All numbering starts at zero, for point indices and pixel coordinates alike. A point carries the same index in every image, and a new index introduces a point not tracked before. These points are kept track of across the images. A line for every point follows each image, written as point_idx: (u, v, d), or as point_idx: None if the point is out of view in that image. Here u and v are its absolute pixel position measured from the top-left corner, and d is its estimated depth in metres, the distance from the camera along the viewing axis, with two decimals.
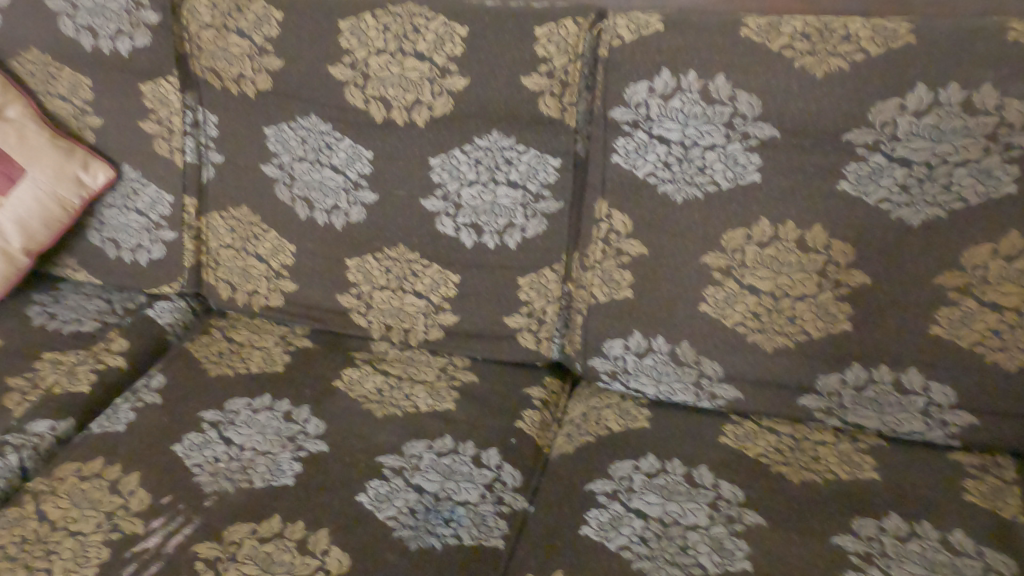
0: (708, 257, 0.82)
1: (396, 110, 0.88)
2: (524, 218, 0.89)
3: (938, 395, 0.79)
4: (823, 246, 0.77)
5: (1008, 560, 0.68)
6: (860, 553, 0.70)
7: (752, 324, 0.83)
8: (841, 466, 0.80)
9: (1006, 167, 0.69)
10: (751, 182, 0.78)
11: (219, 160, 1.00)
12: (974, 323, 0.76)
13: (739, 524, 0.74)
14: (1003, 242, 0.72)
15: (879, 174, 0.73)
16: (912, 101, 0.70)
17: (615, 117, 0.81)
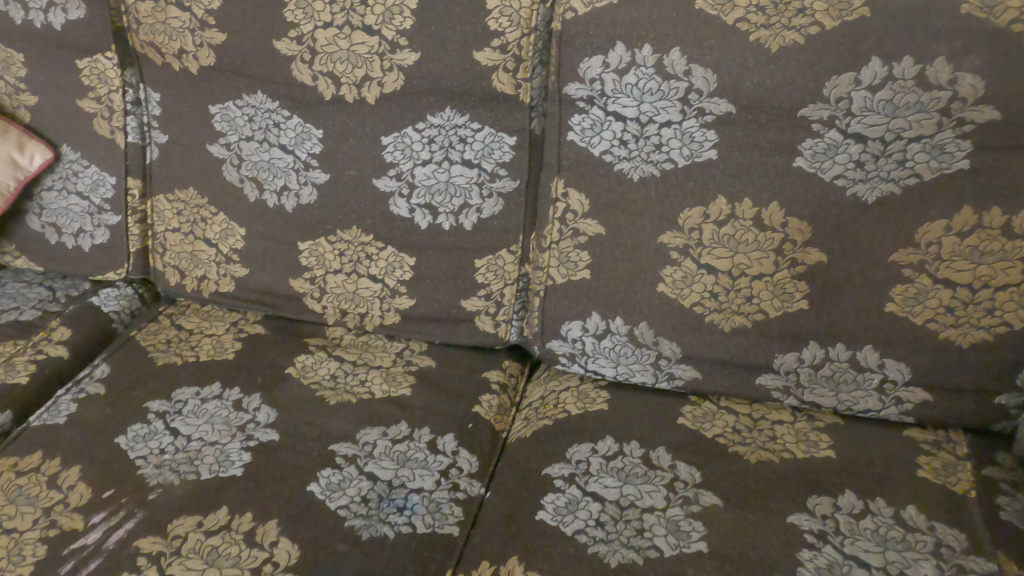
0: (665, 237, 0.81)
1: (345, 86, 0.84)
2: (479, 198, 0.87)
3: (893, 373, 0.79)
4: (779, 224, 0.76)
5: (959, 534, 0.69)
6: (815, 532, 0.70)
7: (710, 304, 0.82)
8: (798, 445, 0.80)
9: (958, 142, 0.69)
10: (708, 160, 0.77)
11: (163, 140, 0.96)
12: (928, 300, 0.75)
13: (695, 505, 0.74)
14: (956, 218, 0.71)
15: (834, 150, 0.72)
16: (867, 75, 0.69)
17: (569, 93, 0.79)
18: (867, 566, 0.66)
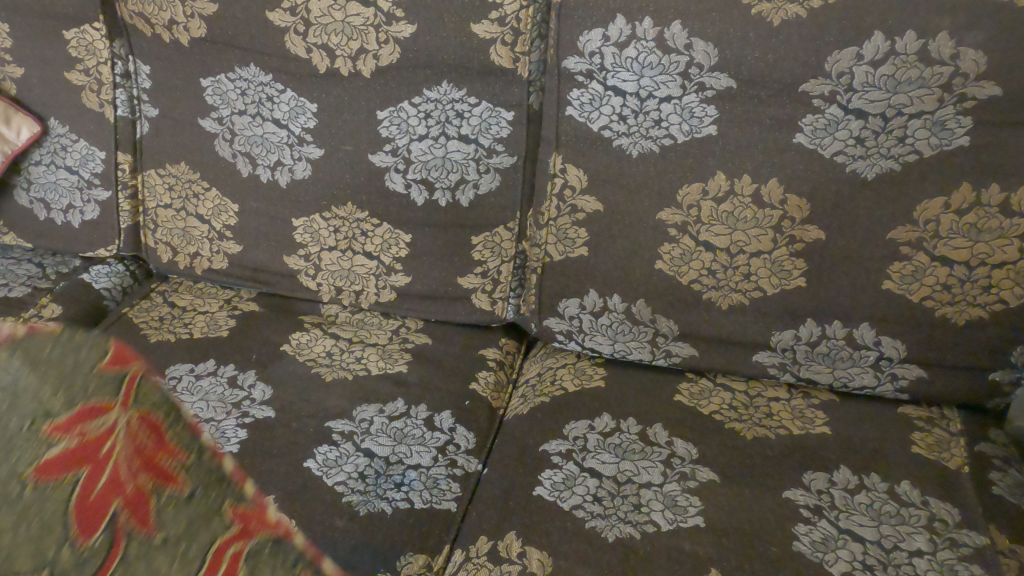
0: (664, 214, 0.81)
1: (340, 59, 0.83)
2: (476, 173, 0.86)
3: (889, 350, 0.80)
4: (779, 201, 0.76)
5: (952, 508, 0.70)
6: (810, 506, 0.71)
7: (708, 281, 0.82)
8: (794, 422, 0.81)
9: (959, 119, 0.68)
10: (707, 135, 0.76)
11: (153, 114, 0.94)
12: (926, 278, 0.75)
13: (692, 481, 0.74)
14: (955, 195, 0.71)
15: (835, 127, 0.72)
16: (869, 50, 0.68)
17: (568, 66, 0.78)
18: (862, 540, 0.67)
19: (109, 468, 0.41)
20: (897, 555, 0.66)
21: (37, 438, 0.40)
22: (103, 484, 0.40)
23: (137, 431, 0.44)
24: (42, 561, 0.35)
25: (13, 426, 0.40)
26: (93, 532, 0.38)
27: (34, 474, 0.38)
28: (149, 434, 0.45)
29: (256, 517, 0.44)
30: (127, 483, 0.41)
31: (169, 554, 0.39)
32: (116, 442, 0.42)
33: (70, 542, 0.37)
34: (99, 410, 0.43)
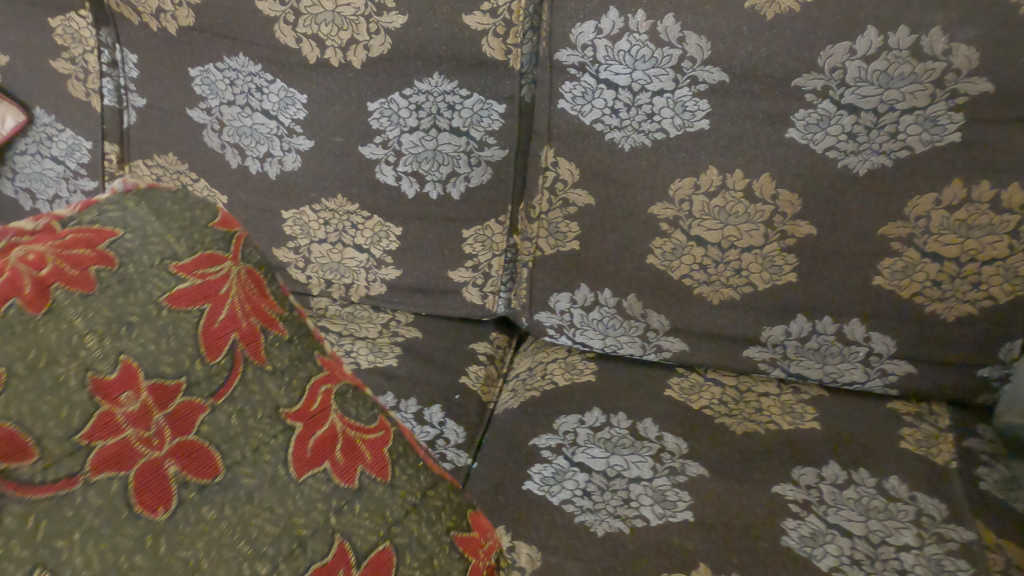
0: (655, 208, 0.80)
1: (330, 50, 0.82)
2: (467, 166, 0.85)
3: (879, 346, 0.80)
4: (770, 196, 0.76)
5: (939, 504, 0.70)
6: (799, 501, 0.71)
7: (699, 276, 0.82)
8: (783, 417, 0.81)
9: (951, 115, 0.68)
10: (700, 130, 0.76)
11: (141, 104, 0.93)
12: (916, 274, 0.75)
13: (682, 476, 0.74)
14: (946, 191, 0.71)
15: (827, 122, 0.71)
16: (862, 45, 0.67)
17: (561, 59, 0.77)
18: (850, 535, 0.67)
19: (227, 307, 0.47)
20: (884, 550, 0.66)
21: (170, 273, 0.46)
22: (224, 316, 0.47)
23: (245, 282, 0.51)
24: (183, 369, 0.43)
25: (149, 260, 0.45)
26: (220, 352, 0.45)
27: (169, 299, 0.44)
28: (254, 286, 0.51)
29: (335, 366, 0.54)
30: (242, 321, 0.48)
31: (280, 381, 0.48)
32: (230, 287, 0.49)
33: (201, 360, 0.44)
34: (219, 260, 0.49)
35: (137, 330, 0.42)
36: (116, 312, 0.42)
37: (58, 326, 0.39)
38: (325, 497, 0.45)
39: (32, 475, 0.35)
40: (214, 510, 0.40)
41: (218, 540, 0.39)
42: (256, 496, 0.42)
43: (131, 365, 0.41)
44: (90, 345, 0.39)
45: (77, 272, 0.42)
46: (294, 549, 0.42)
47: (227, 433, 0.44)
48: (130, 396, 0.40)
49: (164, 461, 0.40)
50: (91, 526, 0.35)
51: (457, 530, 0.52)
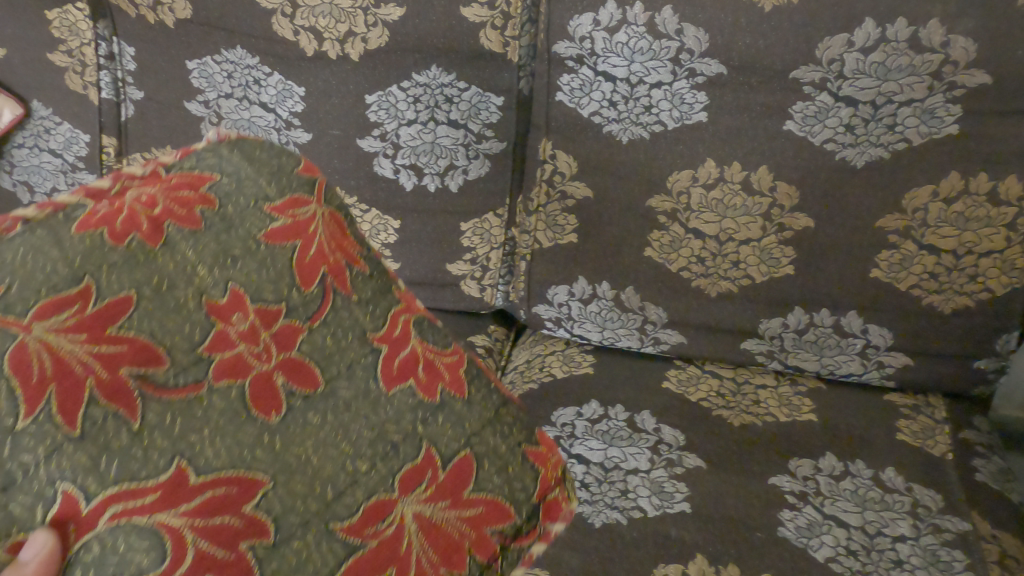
0: (653, 200, 0.81)
1: (328, 42, 0.82)
2: (465, 159, 0.85)
3: (876, 338, 0.80)
4: (768, 189, 0.76)
5: (935, 495, 0.70)
6: (796, 492, 0.71)
7: (697, 268, 0.82)
8: (780, 409, 0.81)
9: (949, 107, 0.68)
10: (698, 122, 0.76)
11: (139, 97, 0.93)
12: (913, 267, 0.76)
13: (679, 467, 0.74)
14: (943, 183, 0.71)
15: (825, 114, 0.71)
16: (860, 37, 0.67)
17: (559, 51, 0.77)
18: (846, 526, 0.68)
19: (316, 244, 0.51)
20: (880, 541, 0.66)
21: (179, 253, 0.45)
22: (316, 252, 0.51)
23: (331, 220, 0.54)
24: (282, 296, 0.48)
25: (246, 202, 0.48)
26: (313, 281, 0.50)
27: (267, 236, 0.48)
28: (336, 226, 0.54)
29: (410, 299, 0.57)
30: (329, 256, 0.52)
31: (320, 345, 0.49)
32: (318, 227, 0.52)
33: (297, 289, 0.49)
34: (307, 200, 0.52)
35: (241, 263, 0.46)
36: (223, 247, 0.46)
37: (173, 260, 0.44)
38: (412, 410, 0.50)
39: (166, 377, 0.41)
40: (318, 416, 0.46)
41: (325, 440, 0.46)
42: (353, 405, 0.48)
43: (239, 292, 0.46)
44: (203, 273, 0.45)
45: (185, 212, 0.46)
46: (387, 451, 0.48)
47: (324, 353, 0.49)
48: (240, 318, 0.46)
49: (275, 373, 0.46)
50: (218, 425, 0.42)
51: (529, 443, 0.56)
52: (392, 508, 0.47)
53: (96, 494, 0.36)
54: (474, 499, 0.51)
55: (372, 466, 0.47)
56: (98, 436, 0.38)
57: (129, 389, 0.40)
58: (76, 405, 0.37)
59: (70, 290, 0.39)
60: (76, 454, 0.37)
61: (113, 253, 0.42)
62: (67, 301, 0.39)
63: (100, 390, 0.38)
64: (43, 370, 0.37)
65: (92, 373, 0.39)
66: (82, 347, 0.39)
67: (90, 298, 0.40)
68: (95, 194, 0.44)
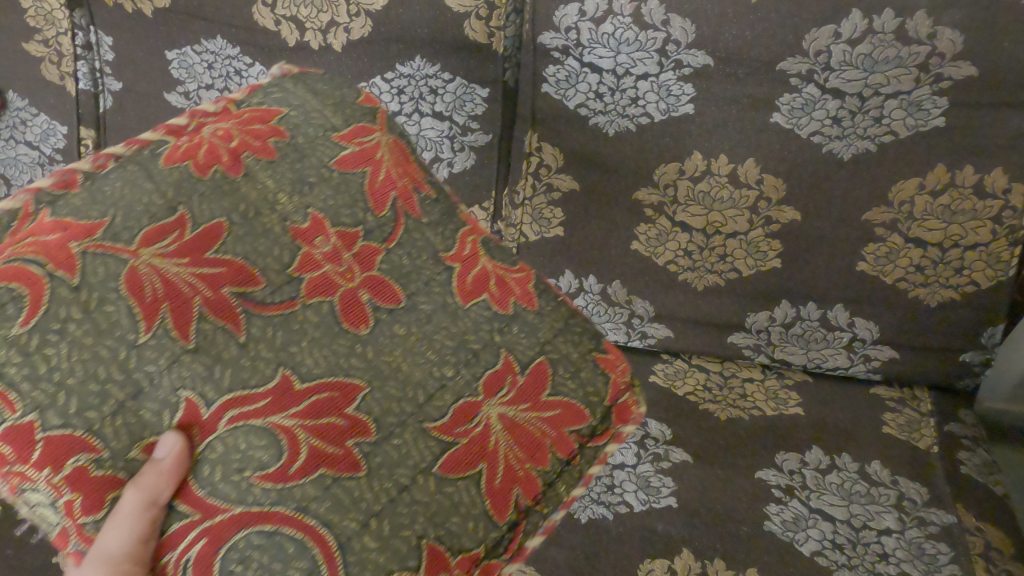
0: (640, 193, 0.80)
1: (310, 32, 0.80)
2: (450, 151, 0.85)
3: (862, 331, 0.80)
4: (755, 181, 0.76)
5: (921, 488, 0.70)
6: (782, 486, 0.71)
7: (684, 262, 0.82)
8: (768, 403, 0.81)
9: (935, 99, 0.67)
10: (684, 114, 0.75)
11: (117, 88, 0.91)
12: (899, 260, 0.76)
13: (666, 462, 0.74)
14: (930, 176, 0.71)
15: (812, 106, 0.71)
16: (846, 28, 0.66)
17: (544, 42, 0.76)
18: (832, 519, 0.68)
19: (384, 169, 0.58)
20: (865, 534, 0.66)
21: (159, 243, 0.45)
22: (384, 176, 0.57)
23: (395, 147, 0.60)
24: (358, 220, 0.55)
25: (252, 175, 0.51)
26: (384, 205, 0.56)
27: (337, 164, 0.55)
28: (401, 152, 0.60)
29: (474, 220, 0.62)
30: (397, 180, 0.58)
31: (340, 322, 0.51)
32: (383, 153, 0.58)
33: (371, 211, 0.55)
34: (370, 129, 0.59)
35: (319, 189, 0.54)
36: (297, 175, 0.53)
37: (253, 189, 0.51)
38: (487, 321, 0.56)
39: (264, 296, 0.49)
40: (402, 327, 0.53)
41: (413, 348, 0.52)
42: (431, 317, 0.54)
43: (319, 217, 0.53)
44: (284, 202, 0.52)
45: (258, 143, 0.53)
46: (469, 359, 0.54)
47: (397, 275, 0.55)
48: (323, 240, 0.53)
49: (360, 290, 0.53)
50: (315, 336, 0.50)
51: (599, 352, 0.59)
52: (478, 411, 0.52)
53: (214, 401, 0.45)
54: (553, 401, 0.55)
55: (456, 371, 0.53)
56: (210, 347, 0.46)
57: (233, 305, 0.48)
58: (189, 319, 0.46)
59: (168, 219, 0.48)
60: (193, 365, 0.45)
61: (202, 185, 0.50)
62: (167, 230, 0.47)
63: (206, 304, 0.47)
64: (160, 288, 0.45)
65: (199, 290, 0.47)
66: (183, 269, 0.47)
67: (186, 225, 0.48)
68: (176, 132, 0.53)
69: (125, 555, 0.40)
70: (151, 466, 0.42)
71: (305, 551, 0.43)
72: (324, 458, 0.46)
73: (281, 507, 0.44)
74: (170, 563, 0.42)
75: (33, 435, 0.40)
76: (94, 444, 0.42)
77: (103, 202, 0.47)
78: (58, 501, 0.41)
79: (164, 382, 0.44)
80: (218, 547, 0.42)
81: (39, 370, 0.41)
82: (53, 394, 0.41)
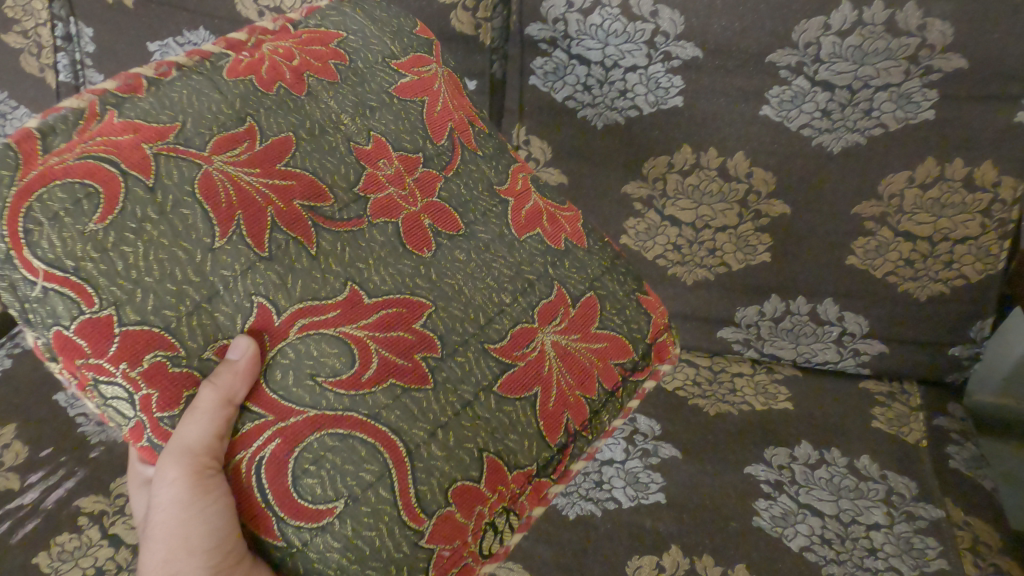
0: (629, 187, 0.79)
1: None
2: None
3: (852, 326, 0.80)
4: (745, 175, 0.75)
5: (909, 482, 0.70)
6: (771, 481, 0.71)
7: (673, 256, 0.82)
8: (757, 397, 0.81)
9: (925, 92, 0.67)
10: (673, 107, 0.74)
11: (98, 81, 0.89)
12: (889, 253, 0.75)
13: (654, 458, 0.73)
14: (919, 169, 0.71)
15: (801, 99, 0.70)
16: (836, 20, 0.66)
17: (531, 34, 0.75)
18: (821, 515, 0.67)
19: (440, 101, 0.61)
20: (854, 529, 0.66)
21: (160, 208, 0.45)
22: (442, 107, 0.61)
23: (449, 81, 0.64)
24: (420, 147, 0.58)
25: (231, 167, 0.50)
26: (442, 135, 0.60)
27: (397, 90, 0.59)
28: (454, 87, 0.64)
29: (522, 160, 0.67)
30: (453, 113, 0.62)
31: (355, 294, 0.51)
32: (440, 86, 0.62)
33: (429, 139, 0.59)
34: (428, 59, 0.62)
35: (380, 113, 0.57)
36: (360, 99, 0.56)
37: (316, 109, 0.54)
38: (540, 253, 0.60)
39: (332, 211, 0.52)
40: (462, 253, 0.56)
41: (472, 274, 0.56)
42: (489, 245, 0.58)
43: (381, 140, 0.56)
44: (348, 123, 0.55)
45: (320, 65, 0.56)
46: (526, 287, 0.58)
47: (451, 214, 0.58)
48: (387, 162, 0.56)
49: (422, 213, 0.56)
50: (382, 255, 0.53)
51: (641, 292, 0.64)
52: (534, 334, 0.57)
53: (287, 308, 0.48)
54: (599, 333, 0.60)
55: (514, 298, 0.57)
56: (282, 257, 0.48)
57: (303, 219, 0.50)
58: (261, 228, 0.48)
59: (238, 129, 0.50)
60: (267, 273, 0.47)
61: (267, 99, 0.52)
62: (237, 139, 0.49)
63: (279, 214, 0.49)
64: (231, 197, 0.47)
65: (271, 200, 0.49)
66: (257, 179, 0.49)
67: (255, 136, 0.50)
68: (234, 46, 0.55)
69: (204, 448, 0.43)
70: (227, 365, 0.44)
71: (377, 456, 0.47)
72: (397, 367, 0.50)
73: (354, 411, 0.48)
74: (243, 462, 0.45)
75: (111, 328, 0.42)
76: (170, 341, 0.44)
77: (173, 107, 0.49)
78: (134, 396, 0.43)
79: (236, 291, 0.46)
80: (293, 448, 0.46)
81: (116, 266, 0.43)
82: (129, 290, 0.43)
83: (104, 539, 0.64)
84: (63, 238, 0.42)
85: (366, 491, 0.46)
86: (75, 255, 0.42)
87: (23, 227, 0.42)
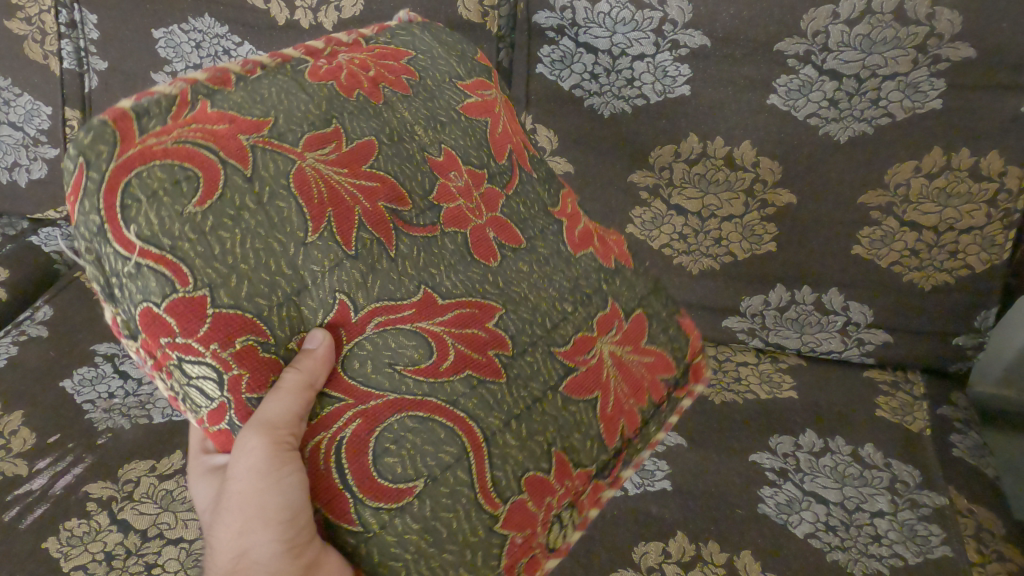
0: (636, 175, 0.79)
1: (300, 11, 0.78)
2: None
3: (857, 315, 0.80)
4: (751, 164, 0.75)
5: (913, 470, 0.71)
6: (776, 469, 0.71)
7: (680, 245, 0.82)
8: (762, 386, 0.81)
9: (933, 81, 0.67)
10: (681, 96, 0.74)
11: (102, 68, 0.89)
12: (894, 243, 0.75)
13: (660, 446, 0.74)
14: (926, 159, 0.71)
15: (809, 88, 0.70)
16: (845, 8, 0.66)
17: (538, 21, 0.75)
18: (825, 502, 0.68)
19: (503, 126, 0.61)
20: (858, 516, 0.67)
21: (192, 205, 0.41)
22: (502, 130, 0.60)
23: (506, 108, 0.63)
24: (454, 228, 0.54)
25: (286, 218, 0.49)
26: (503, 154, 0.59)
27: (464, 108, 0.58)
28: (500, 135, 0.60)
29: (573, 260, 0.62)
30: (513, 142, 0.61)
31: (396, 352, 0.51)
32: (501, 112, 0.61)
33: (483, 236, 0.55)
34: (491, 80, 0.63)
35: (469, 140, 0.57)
36: (430, 112, 0.55)
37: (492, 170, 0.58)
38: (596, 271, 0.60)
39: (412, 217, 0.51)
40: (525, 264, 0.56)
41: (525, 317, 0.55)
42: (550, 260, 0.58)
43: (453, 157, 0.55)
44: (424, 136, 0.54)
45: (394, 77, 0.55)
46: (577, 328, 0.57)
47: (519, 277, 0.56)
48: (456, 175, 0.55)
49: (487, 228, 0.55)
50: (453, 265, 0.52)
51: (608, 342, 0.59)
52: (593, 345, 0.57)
53: (361, 306, 0.47)
54: (649, 349, 0.61)
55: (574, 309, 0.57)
56: (367, 256, 0.47)
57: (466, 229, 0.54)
58: (349, 228, 0.47)
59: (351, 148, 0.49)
60: (352, 271, 0.46)
61: (348, 104, 0.51)
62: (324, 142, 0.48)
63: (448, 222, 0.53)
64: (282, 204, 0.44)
65: (359, 203, 0.48)
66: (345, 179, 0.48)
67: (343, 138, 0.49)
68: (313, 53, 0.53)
69: (284, 422, 0.42)
70: (305, 354, 0.44)
71: (456, 439, 0.48)
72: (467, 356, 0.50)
73: (433, 399, 0.48)
74: (324, 442, 0.45)
75: (203, 310, 0.41)
76: (259, 328, 0.43)
77: (264, 102, 0.47)
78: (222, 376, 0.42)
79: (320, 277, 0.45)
80: (372, 429, 0.45)
81: (213, 249, 0.41)
82: (225, 273, 0.42)
83: (113, 525, 0.65)
84: (157, 217, 0.40)
85: (445, 473, 0.47)
86: (169, 233, 0.41)
87: (120, 201, 0.40)
